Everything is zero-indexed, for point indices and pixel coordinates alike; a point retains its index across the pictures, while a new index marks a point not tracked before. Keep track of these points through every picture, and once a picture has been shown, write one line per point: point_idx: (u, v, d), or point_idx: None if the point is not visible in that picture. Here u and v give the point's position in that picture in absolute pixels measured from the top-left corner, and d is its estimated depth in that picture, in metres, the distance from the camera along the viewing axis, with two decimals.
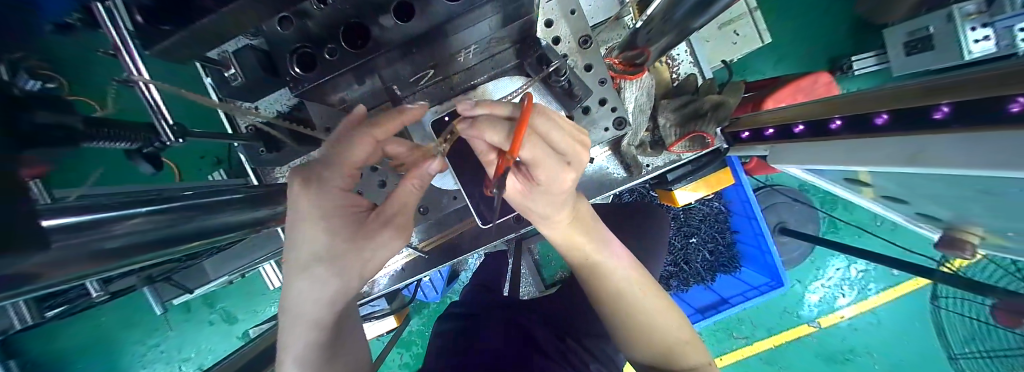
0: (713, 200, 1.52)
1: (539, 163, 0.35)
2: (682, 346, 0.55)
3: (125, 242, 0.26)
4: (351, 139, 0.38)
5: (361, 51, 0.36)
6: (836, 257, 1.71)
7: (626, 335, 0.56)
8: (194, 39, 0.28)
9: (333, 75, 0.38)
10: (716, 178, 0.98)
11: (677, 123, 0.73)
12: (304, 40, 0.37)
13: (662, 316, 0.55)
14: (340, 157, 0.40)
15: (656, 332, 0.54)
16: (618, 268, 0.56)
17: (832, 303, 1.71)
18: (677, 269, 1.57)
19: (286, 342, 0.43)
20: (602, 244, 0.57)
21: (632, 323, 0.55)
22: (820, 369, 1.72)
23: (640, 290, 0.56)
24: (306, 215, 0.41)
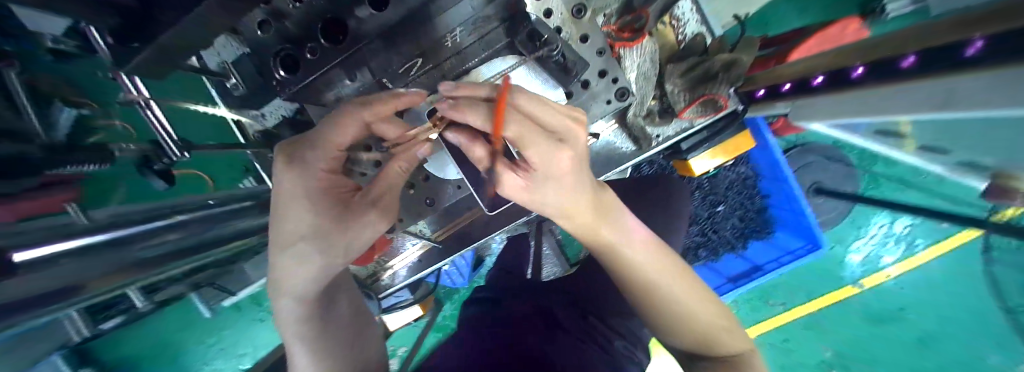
0: (740, 164, 1.44)
1: (524, 140, 0.30)
2: (722, 335, 0.56)
3: None
4: (335, 119, 0.35)
5: (341, 46, 0.41)
6: (880, 214, 1.59)
7: (666, 326, 0.56)
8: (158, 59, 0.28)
9: (317, 73, 0.43)
10: (735, 144, 0.91)
11: (686, 88, 0.70)
12: (286, 43, 0.43)
13: (705, 310, 0.55)
14: (323, 139, 0.37)
15: (698, 325, 0.55)
16: (660, 269, 0.53)
17: (877, 263, 1.63)
18: (705, 239, 1.53)
19: (282, 325, 0.49)
20: (641, 243, 0.53)
21: (676, 316, 0.54)
22: (860, 329, 1.68)
23: (683, 289, 0.54)
24: (295, 220, 0.40)
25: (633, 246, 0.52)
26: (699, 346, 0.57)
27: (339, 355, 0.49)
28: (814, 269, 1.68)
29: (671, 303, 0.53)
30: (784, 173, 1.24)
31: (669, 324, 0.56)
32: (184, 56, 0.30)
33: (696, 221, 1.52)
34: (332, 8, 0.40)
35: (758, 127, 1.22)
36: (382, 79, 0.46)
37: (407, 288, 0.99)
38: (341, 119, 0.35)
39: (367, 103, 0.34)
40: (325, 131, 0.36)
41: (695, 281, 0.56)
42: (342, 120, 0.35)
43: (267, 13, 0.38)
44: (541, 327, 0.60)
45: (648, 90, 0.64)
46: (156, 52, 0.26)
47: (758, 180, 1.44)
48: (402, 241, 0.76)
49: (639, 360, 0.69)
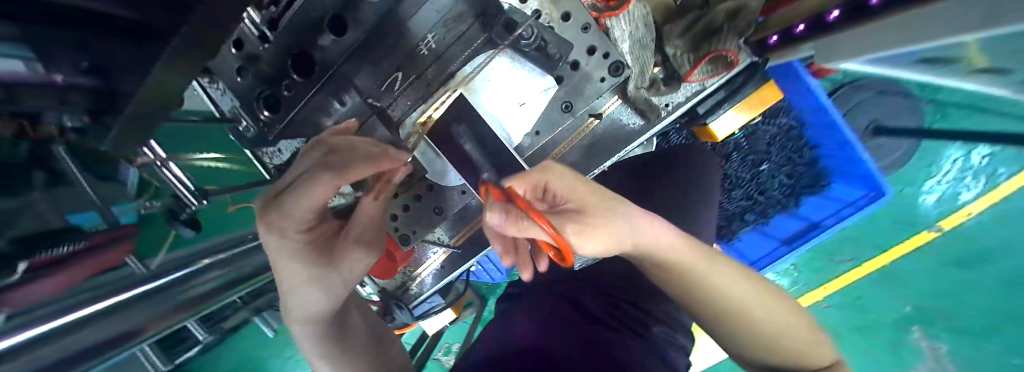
0: (779, 115, 1.31)
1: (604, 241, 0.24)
2: (813, 347, 0.42)
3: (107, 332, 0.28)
4: (306, 185, 0.31)
5: (309, 78, 0.43)
6: (952, 147, 1.43)
7: (731, 335, 0.45)
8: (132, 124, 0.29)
9: (295, 107, 0.45)
10: (760, 98, 0.83)
11: (687, 49, 0.66)
12: (265, 85, 0.46)
13: (776, 314, 0.42)
14: (284, 203, 0.34)
15: (772, 335, 0.42)
16: (720, 273, 0.42)
17: (954, 201, 1.45)
18: (752, 203, 1.42)
19: (311, 357, 0.50)
20: (689, 243, 0.43)
21: (740, 323, 0.43)
22: (947, 279, 1.48)
23: (753, 295, 0.42)
24: (283, 263, 0.40)
25: (678, 248, 0.42)
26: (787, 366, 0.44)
27: None
28: (882, 218, 1.51)
29: (737, 312, 0.42)
30: (834, 119, 1.15)
31: (740, 338, 0.44)
32: (170, 114, 0.32)
33: (739, 185, 1.41)
34: (297, 43, 0.41)
35: (796, 73, 1.13)
36: (368, 98, 0.48)
37: (438, 294, 1.01)
38: (312, 185, 0.31)
39: (342, 167, 0.32)
40: (292, 197, 0.32)
41: (767, 283, 0.44)
42: (312, 188, 0.32)
43: (241, 58, 0.44)
44: (581, 332, 0.57)
45: (646, 57, 0.60)
46: (130, 121, 0.27)
47: (804, 130, 1.30)
48: (425, 250, 0.77)
49: (679, 344, 0.67)
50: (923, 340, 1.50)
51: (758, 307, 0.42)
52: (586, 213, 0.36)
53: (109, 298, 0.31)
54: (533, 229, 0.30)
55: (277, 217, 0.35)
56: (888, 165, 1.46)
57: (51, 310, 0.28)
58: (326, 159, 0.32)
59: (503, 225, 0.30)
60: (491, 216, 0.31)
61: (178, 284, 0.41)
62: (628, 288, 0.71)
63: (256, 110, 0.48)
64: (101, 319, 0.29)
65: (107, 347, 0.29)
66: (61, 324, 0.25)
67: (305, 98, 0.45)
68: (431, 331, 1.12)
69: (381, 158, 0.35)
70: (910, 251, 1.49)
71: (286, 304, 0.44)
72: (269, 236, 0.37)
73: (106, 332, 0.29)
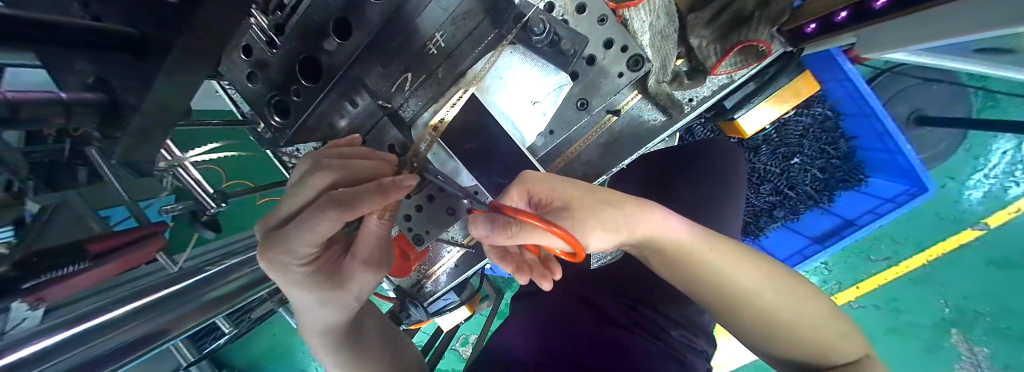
0: (814, 105, 1.22)
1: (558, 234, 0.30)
2: (839, 341, 0.40)
3: (121, 343, 0.29)
4: (311, 215, 0.31)
5: (314, 83, 0.44)
6: (1001, 137, 1.32)
7: (747, 327, 0.43)
8: (142, 138, 0.30)
9: (304, 112, 0.46)
10: (794, 89, 0.78)
11: (714, 39, 0.62)
12: (274, 90, 0.46)
13: (796, 306, 0.40)
14: (292, 231, 0.33)
15: (791, 327, 0.40)
16: (730, 259, 0.41)
17: (1003, 196, 1.34)
18: (781, 198, 1.33)
19: (325, 362, 0.51)
20: (699, 231, 0.43)
21: (755, 314, 0.41)
22: (994, 281, 1.37)
23: (768, 281, 0.40)
24: (291, 282, 0.40)
25: (687, 238, 0.42)
26: (811, 358, 0.41)
27: None
28: (921, 215, 1.41)
29: (750, 302, 0.41)
30: (873, 107, 1.06)
31: (759, 331, 0.42)
32: (173, 126, 0.32)
33: (768, 179, 1.31)
34: (304, 47, 0.42)
35: (832, 58, 1.05)
36: (379, 100, 0.47)
37: (454, 291, 1.01)
38: (319, 219, 0.31)
39: (348, 202, 0.30)
40: (299, 229, 0.33)
41: (784, 270, 0.42)
42: (318, 222, 0.31)
43: (251, 64, 0.45)
44: (597, 336, 0.56)
45: (667, 48, 0.57)
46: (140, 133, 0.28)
47: (840, 121, 1.22)
48: (440, 248, 0.77)
49: (698, 348, 0.65)
50: (962, 343, 1.39)
51: (775, 295, 0.40)
52: (574, 212, 0.37)
53: (132, 300, 0.33)
54: (523, 235, 0.33)
55: (278, 252, 0.35)
56: (929, 157, 1.35)
57: (79, 313, 0.29)
58: (331, 197, 0.30)
59: (491, 235, 0.33)
60: (476, 229, 0.33)
61: (201, 285, 0.42)
62: (641, 290, 0.69)
63: (266, 115, 0.49)
64: (122, 322, 0.30)
65: (128, 350, 0.30)
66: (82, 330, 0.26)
67: (312, 104, 0.45)
68: (447, 327, 1.14)
69: (387, 191, 0.30)
70: (952, 249, 1.39)
71: (300, 312, 0.45)
72: (271, 269, 0.37)
73: (127, 336, 0.30)
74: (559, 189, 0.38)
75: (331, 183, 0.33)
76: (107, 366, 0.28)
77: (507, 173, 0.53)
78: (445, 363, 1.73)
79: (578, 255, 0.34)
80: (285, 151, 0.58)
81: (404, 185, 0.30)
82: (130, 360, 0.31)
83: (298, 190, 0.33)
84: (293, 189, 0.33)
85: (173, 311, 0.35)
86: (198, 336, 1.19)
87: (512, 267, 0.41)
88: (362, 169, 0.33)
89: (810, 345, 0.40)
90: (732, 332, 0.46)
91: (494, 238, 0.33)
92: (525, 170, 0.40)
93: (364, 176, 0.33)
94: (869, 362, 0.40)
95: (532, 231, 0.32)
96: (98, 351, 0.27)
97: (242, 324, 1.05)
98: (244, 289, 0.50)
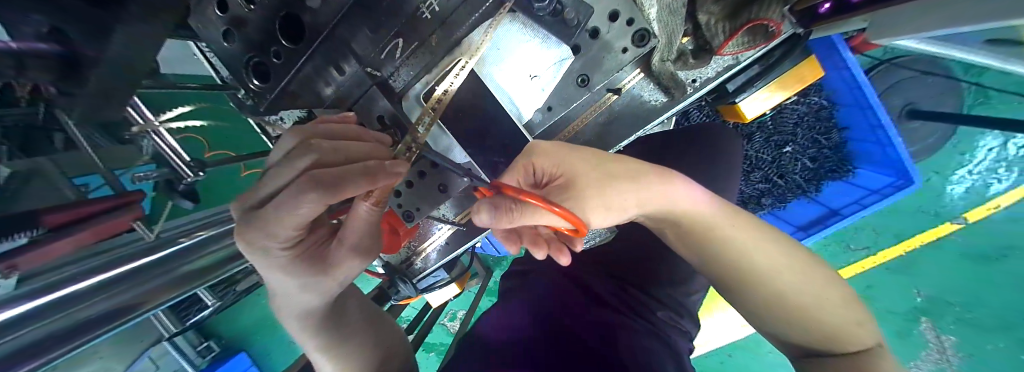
0: (811, 94, 1.20)
1: (557, 216, 0.33)
2: (850, 327, 0.41)
3: (97, 313, 0.28)
4: (287, 201, 0.29)
5: (294, 45, 0.44)
6: (989, 134, 1.34)
7: (760, 306, 0.44)
8: (104, 97, 0.28)
9: (284, 74, 0.46)
10: (799, 75, 0.77)
11: (724, 16, 0.59)
12: (252, 50, 0.46)
13: (813, 286, 0.41)
14: (271, 214, 0.31)
15: (805, 307, 0.41)
16: (750, 237, 0.43)
17: (983, 192, 1.38)
18: (769, 186, 1.35)
19: (306, 345, 0.50)
20: (724, 209, 0.45)
21: (770, 293, 0.42)
22: (965, 272, 1.44)
23: (785, 260, 0.42)
24: (273, 264, 0.38)
25: (710, 213, 0.44)
26: (815, 343, 0.42)
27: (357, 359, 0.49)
28: (902, 207, 1.46)
29: (766, 281, 0.42)
30: (868, 99, 1.06)
31: (769, 311, 0.44)
32: (134, 85, 0.29)
33: (758, 166, 1.32)
34: (284, 5, 0.41)
35: (834, 46, 1.03)
36: (368, 67, 0.45)
37: (443, 270, 1.02)
38: (300, 203, 0.29)
39: (332, 186, 0.28)
40: (277, 213, 0.31)
41: (804, 254, 0.43)
42: (299, 205, 0.29)
43: (228, 22, 0.44)
44: (585, 312, 0.57)
45: (675, 25, 0.52)
46: (102, 87, 0.26)
47: (835, 111, 1.22)
48: (430, 226, 0.76)
49: (682, 328, 0.66)
50: (929, 331, 1.48)
51: (791, 277, 0.41)
52: (573, 188, 0.38)
53: (100, 272, 0.31)
54: (525, 217, 0.33)
55: (260, 239, 0.33)
56: (917, 151, 1.37)
57: (49, 283, 0.28)
58: (314, 177, 0.28)
59: (493, 222, 0.33)
60: (479, 218, 0.33)
61: (178, 258, 0.41)
62: (629, 270, 0.71)
63: (243, 78, 0.49)
64: (94, 295, 0.28)
65: (102, 322, 0.29)
66: (48, 303, 0.24)
67: (293, 65, 0.45)
68: (436, 303, 1.15)
69: (379, 175, 0.30)
70: (929, 242, 1.45)
71: (281, 294, 0.44)
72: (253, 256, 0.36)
73: (100, 308, 0.29)
74: (564, 166, 0.39)
75: (313, 165, 0.30)
76: (71, 344, 0.26)
77: (504, 152, 0.54)
78: (433, 337, 1.78)
79: (579, 231, 0.35)
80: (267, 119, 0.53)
81: (396, 171, 0.32)
82: (105, 332, 0.30)
83: (279, 171, 0.30)
84: (275, 170, 0.30)
85: (146, 285, 0.34)
86: (180, 307, 1.19)
87: (529, 242, 0.45)
88: (353, 151, 0.32)
89: (818, 329, 0.41)
90: (741, 311, 0.48)
91: (497, 225, 0.34)
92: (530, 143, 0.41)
93: (356, 157, 0.32)
94: (878, 352, 0.40)
95: (532, 211, 0.33)
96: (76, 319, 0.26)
97: (227, 296, 1.05)
98: (220, 264, 0.48)
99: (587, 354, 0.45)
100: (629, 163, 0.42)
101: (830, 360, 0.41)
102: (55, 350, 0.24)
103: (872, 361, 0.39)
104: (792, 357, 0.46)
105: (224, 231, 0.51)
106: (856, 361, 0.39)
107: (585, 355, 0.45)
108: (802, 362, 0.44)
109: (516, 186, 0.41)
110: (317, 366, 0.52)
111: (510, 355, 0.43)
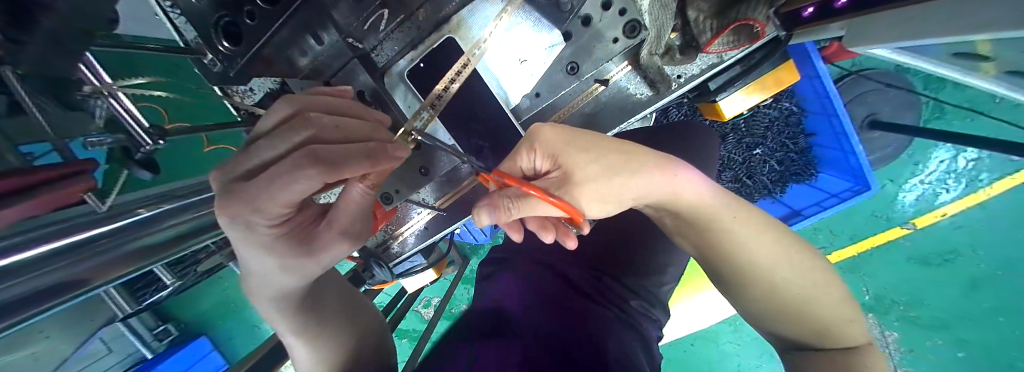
0: (783, 99, 1.27)
1: (548, 209, 0.39)
2: (841, 324, 0.43)
3: (57, 281, 0.26)
4: (277, 179, 0.28)
5: (270, 7, 0.43)
6: (941, 147, 1.46)
7: (755, 299, 0.47)
8: (55, 46, 0.25)
9: (254, 36, 0.44)
10: (776, 78, 0.80)
11: (712, 15, 0.58)
12: (223, 9, 0.44)
13: (808, 282, 0.44)
14: (255, 191, 0.30)
15: (800, 303, 0.44)
16: (755, 233, 0.44)
17: (931, 201, 1.51)
18: (740, 186, 1.40)
19: (279, 329, 0.48)
20: (730, 203, 0.46)
21: (765, 287, 0.45)
22: (910, 274, 1.57)
23: (784, 257, 0.44)
24: (247, 244, 0.37)
25: (715, 208, 0.45)
26: (808, 339, 0.45)
27: (333, 341, 0.50)
28: (860, 211, 1.56)
29: (765, 275, 0.44)
30: (834, 106, 1.11)
31: (765, 304, 0.46)
32: (92, 34, 0.27)
33: (729, 166, 1.38)
34: None
35: (808, 55, 1.08)
36: (349, 38, 0.46)
37: (419, 255, 1.01)
38: (298, 178, 0.28)
39: (335, 165, 0.29)
40: (262, 188, 0.30)
41: (807, 253, 0.45)
42: (294, 182, 0.29)
43: None
44: (569, 299, 0.58)
45: (666, 18, 0.49)
46: (47, 34, 0.23)
47: (804, 117, 1.30)
48: (409, 209, 0.75)
49: (653, 317, 0.69)
50: (875, 327, 1.62)
51: (789, 274, 0.44)
52: (570, 181, 0.40)
53: (53, 238, 0.28)
54: (521, 211, 0.39)
55: (240, 211, 0.32)
56: (876, 159, 1.47)
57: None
58: (314, 153, 0.28)
59: (495, 218, 0.41)
60: (482, 219, 0.41)
61: (148, 228, 0.39)
62: (606, 260, 0.73)
63: (208, 39, 0.46)
64: (54, 260, 0.26)
65: (63, 291, 0.27)
66: (5, 264, 0.22)
67: (270, 29, 0.43)
68: (412, 289, 1.14)
69: (380, 159, 0.31)
70: (879, 244, 1.57)
71: (254, 273, 0.42)
72: (231, 227, 0.34)
73: (65, 275, 0.27)
74: (561, 157, 0.41)
75: (309, 139, 0.30)
76: (30, 309, 0.24)
77: (489, 136, 0.55)
78: (407, 323, 1.78)
79: (574, 218, 0.41)
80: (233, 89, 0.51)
81: (396, 156, 0.33)
82: (64, 302, 0.28)
83: (272, 143, 0.30)
84: (266, 142, 0.30)
85: (109, 256, 0.32)
86: (135, 286, 1.11)
87: (537, 224, 0.44)
88: (353, 129, 0.32)
89: (813, 325, 0.44)
90: (734, 301, 0.51)
91: (500, 220, 0.41)
92: (536, 124, 0.41)
93: (355, 137, 0.32)
94: (866, 348, 0.44)
95: (533, 207, 0.39)
96: (39, 284, 0.24)
97: (188, 276, 0.99)
98: (186, 238, 0.45)
99: (564, 337, 0.47)
100: (616, 160, 0.41)
101: (818, 353, 0.44)
102: (18, 313, 0.22)
103: (857, 356, 0.42)
104: (782, 347, 0.50)
105: (195, 205, 0.49)
106: (847, 355, 0.43)
107: (559, 337, 0.47)
108: (793, 354, 0.47)
109: (520, 178, 0.46)
110: (290, 350, 0.50)
111: (487, 341, 0.45)
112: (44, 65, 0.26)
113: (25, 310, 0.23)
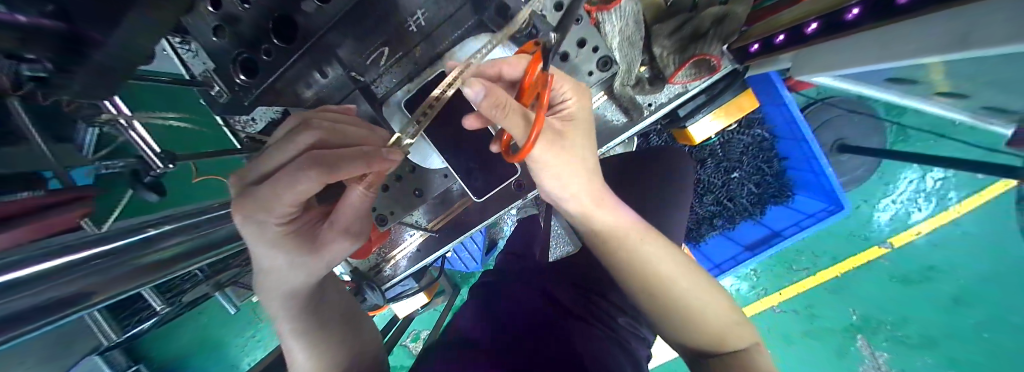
0: (754, 126, 1.37)
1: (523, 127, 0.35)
2: (730, 328, 0.47)
3: (83, 287, 0.28)
4: (287, 179, 0.32)
5: (286, 46, 0.46)
6: (908, 168, 1.56)
7: (656, 311, 0.48)
8: (103, 80, 0.29)
9: (269, 70, 0.48)
10: (738, 104, 0.87)
11: (675, 50, 0.67)
12: (241, 47, 0.47)
13: (699, 291, 0.47)
14: (270, 190, 0.34)
15: (694, 311, 0.46)
16: (655, 249, 0.47)
17: (905, 220, 1.58)
18: (721, 208, 1.47)
19: (279, 327, 0.48)
20: (634, 221, 0.48)
21: (666, 299, 0.46)
22: (892, 292, 1.61)
23: (679, 269, 0.47)
24: (254, 246, 0.40)
25: (621, 225, 0.47)
26: (706, 346, 0.48)
27: (333, 337, 0.49)
28: (838, 230, 1.63)
29: (665, 288, 0.46)
30: (804, 133, 1.21)
31: (665, 315, 0.48)
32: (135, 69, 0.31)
33: (710, 190, 1.45)
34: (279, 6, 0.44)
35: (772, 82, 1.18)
36: (352, 72, 0.51)
37: (409, 279, 1.01)
38: (300, 177, 0.32)
39: (333, 164, 0.32)
40: (274, 186, 0.33)
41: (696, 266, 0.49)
42: (295, 182, 0.33)
43: (219, 18, 0.45)
44: (547, 315, 0.60)
45: (634, 53, 0.60)
46: (97, 70, 0.27)
47: (775, 142, 1.38)
48: (401, 232, 0.77)
49: (640, 335, 0.70)
50: (865, 348, 1.62)
51: (683, 286, 0.46)
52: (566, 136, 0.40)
53: (77, 250, 0.30)
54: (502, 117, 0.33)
55: (252, 209, 0.35)
56: (848, 180, 1.56)
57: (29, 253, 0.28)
58: (314, 156, 0.32)
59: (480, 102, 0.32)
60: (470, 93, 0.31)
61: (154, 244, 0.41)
62: (582, 277, 0.76)
63: (226, 73, 0.50)
64: (78, 268, 0.29)
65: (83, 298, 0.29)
66: (40, 269, 0.24)
67: (284, 63, 0.47)
68: (402, 314, 1.13)
69: (373, 158, 0.34)
70: (860, 264, 1.62)
71: (260, 277, 0.44)
72: (244, 225, 0.37)
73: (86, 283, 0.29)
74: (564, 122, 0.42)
75: (315, 143, 0.34)
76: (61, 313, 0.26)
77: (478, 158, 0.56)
78: (395, 358, 1.71)
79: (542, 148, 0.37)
80: (238, 119, 0.55)
81: (390, 158, 0.35)
82: (82, 309, 0.30)
83: (283, 147, 0.34)
84: (276, 148, 0.34)
85: (122, 267, 0.34)
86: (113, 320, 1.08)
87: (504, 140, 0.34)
88: (350, 135, 0.37)
89: (706, 331, 0.47)
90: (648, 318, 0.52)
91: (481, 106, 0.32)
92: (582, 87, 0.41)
93: (351, 141, 0.37)
94: (753, 351, 0.47)
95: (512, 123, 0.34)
96: (66, 289, 0.27)
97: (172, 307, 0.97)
98: (188, 255, 0.46)
99: (540, 351, 0.48)
100: (589, 123, 0.42)
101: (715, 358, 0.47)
102: (45, 316, 0.24)
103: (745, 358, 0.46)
104: (688, 358, 0.52)
105: (197, 222, 0.51)
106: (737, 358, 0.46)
107: (537, 349, 0.48)
108: (698, 363, 0.49)
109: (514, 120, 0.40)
110: (288, 359, 0.48)
111: (472, 356, 0.45)
112: (89, 94, 0.30)
113: (57, 312, 0.25)
